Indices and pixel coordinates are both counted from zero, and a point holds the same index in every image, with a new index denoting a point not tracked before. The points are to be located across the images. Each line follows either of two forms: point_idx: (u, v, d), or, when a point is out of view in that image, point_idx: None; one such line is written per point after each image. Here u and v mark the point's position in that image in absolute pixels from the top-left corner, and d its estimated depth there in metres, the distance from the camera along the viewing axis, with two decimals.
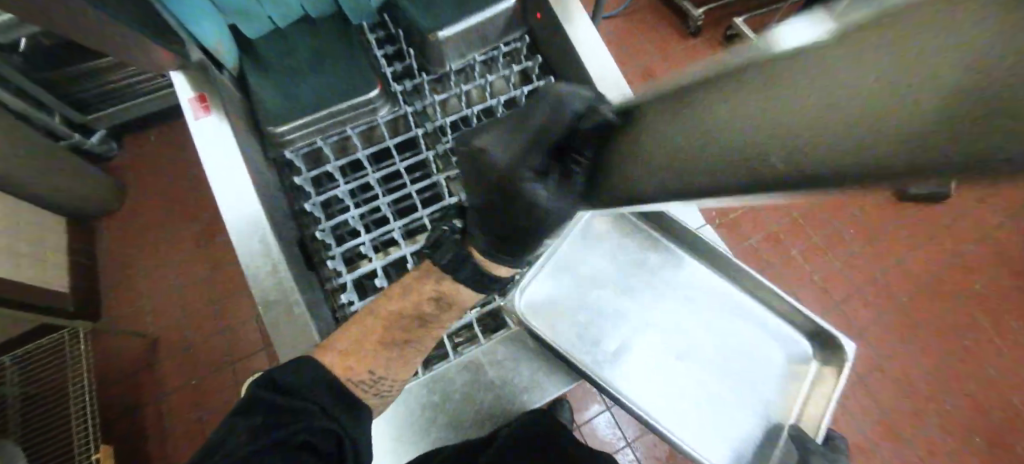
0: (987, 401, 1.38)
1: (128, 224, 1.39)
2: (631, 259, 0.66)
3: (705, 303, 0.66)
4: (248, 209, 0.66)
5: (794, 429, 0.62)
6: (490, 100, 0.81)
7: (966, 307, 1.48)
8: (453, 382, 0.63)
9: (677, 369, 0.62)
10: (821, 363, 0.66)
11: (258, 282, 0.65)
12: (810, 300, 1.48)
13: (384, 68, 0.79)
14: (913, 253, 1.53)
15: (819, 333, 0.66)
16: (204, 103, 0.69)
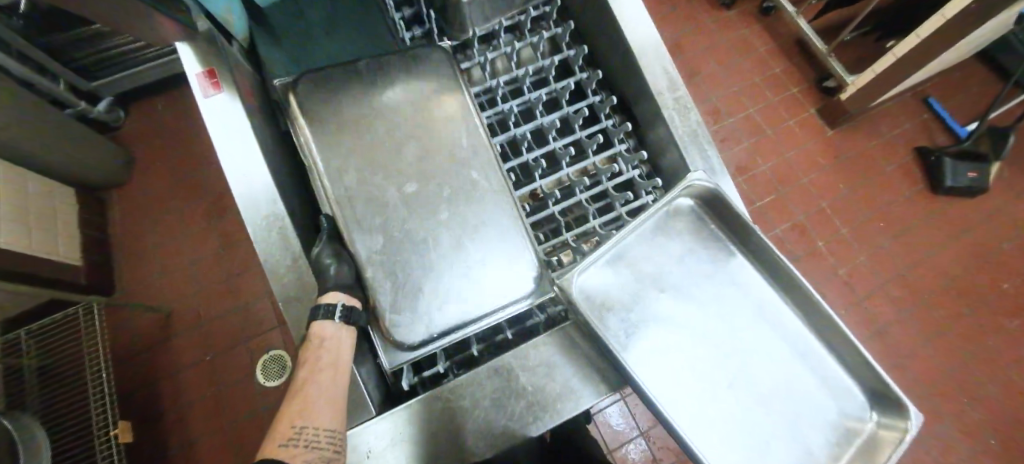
0: (1007, 403, 1.36)
1: (136, 195, 1.35)
2: (697, 266, 0.64)
3: (768, 327, 0.62)
4: (264, 197, 0.61)
5: None
6: (516, 71, 0.77)
7: (994, 307, 1.44)
8: (482, 388, 0.61)
9: (719, 384, 0.58)
10: (884, 427, 0.58)
11: (280, 278, 0.61)
12: (833, 294, 1.44)
13: (402, 32, 0.76)
14: (942, 250, 1.48)
15: (885, 392, 0.58)
16: (213, 79, 0.62)
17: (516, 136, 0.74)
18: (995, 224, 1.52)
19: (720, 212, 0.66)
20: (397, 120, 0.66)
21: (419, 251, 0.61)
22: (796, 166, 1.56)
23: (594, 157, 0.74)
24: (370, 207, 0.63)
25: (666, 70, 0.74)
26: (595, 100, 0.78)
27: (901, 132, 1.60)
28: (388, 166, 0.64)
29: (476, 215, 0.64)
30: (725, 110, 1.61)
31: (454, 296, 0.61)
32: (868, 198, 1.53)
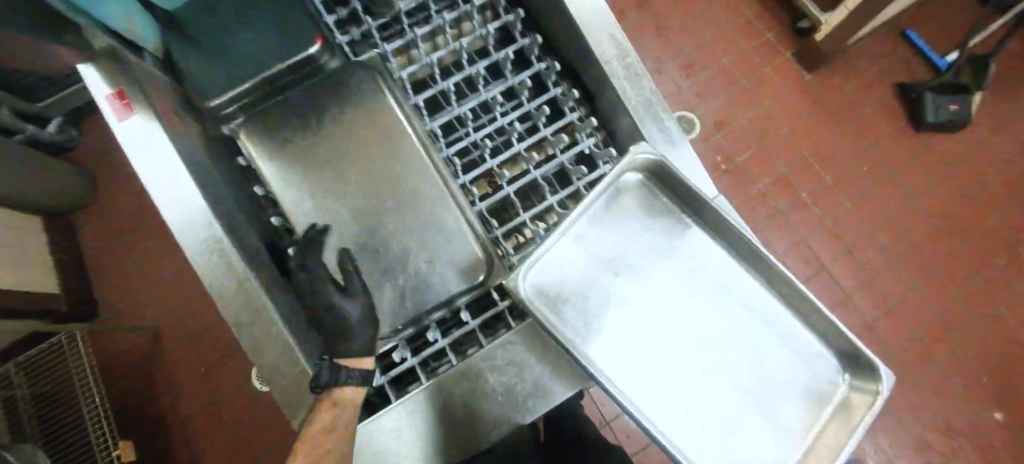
0: (993, 334, 1.38)
1: (105, 216, 1.33)
2: (653, 244, 0.63)
3: (729, 297, 0.61)
4: (199, 221, 0.59)
5: (783, 447, 0.56)
6: (453, 45, 0.73)
7: (979, 241, 1.44)
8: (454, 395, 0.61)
9: (680, 363, 0.58)
10: (856, 388, 0.58)
11: (228, 304, 0.59)
12: (818, 244, 1.43)
13: (326, 17, 0.70)
14: (926, 189, 1.47)
15: (856, 355, 0.57)
16: (124, 100, 0.58)
17: (460, 115, 0.71)
18: (978, 156, 1.50)
19: (670, 184, 0.63)
20: (342, 138, 0.69)
21: (376, 256, 0.67)
22: (775, 116, 1.51)
23: (548, 130, 0.71)
24: (336, 225, 0.67)
25: (613, 35, 0.69)
26: (540, 69, 0.75)
27: (881, 69, 1.55)
28: (342, 186, 0.68)
29: (424, 217, 0.67)
30: (699, 64, 1.55)
31: (409, 300, 0.66)
32: (850, 142, 1.50)
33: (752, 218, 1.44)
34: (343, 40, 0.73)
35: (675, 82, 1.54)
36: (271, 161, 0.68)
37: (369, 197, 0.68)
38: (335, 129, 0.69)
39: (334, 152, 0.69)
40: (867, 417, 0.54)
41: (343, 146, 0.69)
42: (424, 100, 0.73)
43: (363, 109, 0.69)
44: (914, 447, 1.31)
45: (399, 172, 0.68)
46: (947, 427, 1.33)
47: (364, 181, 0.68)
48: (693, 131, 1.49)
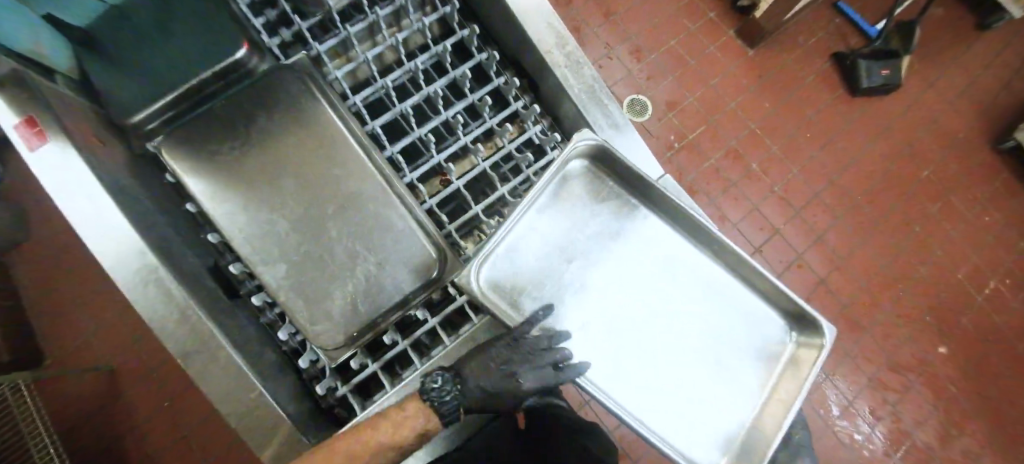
0: (935, 281, 1.47)
1: (39, 255, 1.24)
2: (603, 229, 0.64)
3: (679, 272, 0.63)
4: (131, 249, 0.57)
5: (741, 410, 0.59)
6: (389, 41, 0.71)
7: (916, 196, 1.52)
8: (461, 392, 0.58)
9: (638, 343, 0.60)
10: (803, 345, 0.63)
11: (171, 334, 0.58)
12: (775, 214, 1.47)
13: (252, 19, 0.67)
14: (867, 151, 1.54)
15: (800, 314, 0.61)
16: (35, 129, 0.55)
17: (403, 112, 0.69)
18: (910, 117, 1.58)
19: (613, 168, 0.64)
20: (270, 136, 0.63)
21: (320, 265, 0.60)
22: (722, 92, 1.54)
23: (493, 120, 0.70)
24: (270, 234, 0.60)
25: (549, 22, 0.70)
26: (481, 58, 0.73)
27: (817, 40, 1.61)
28: (275, 188, 0.61)
29: (371, 218, 0.62)
30: (647, 47, 1.55)
31: (361, 307, 0.60)
32: (793, 112, 1.55)
33: (708, 191, 1.46)
34: (273, 42, 0.69)
35: (627, 67, 1.53)
36: (189, 167, 0.60)
37: (305, 199, 0.62)
38: (260, 131, 0.62)
39: (262, 151, 0.62)
40: (814, 368, 0.58)
41: (272, 144, 0.62)
42: (365, 98, 0.71)
43: (292, 104, 0.63)
44: (875, 396, 1.37)
45: (340, 173, 0.63)
46: (902, 371, 1.39)
47: (298, 184, 0.62)
48: (645, 114, 1.50)
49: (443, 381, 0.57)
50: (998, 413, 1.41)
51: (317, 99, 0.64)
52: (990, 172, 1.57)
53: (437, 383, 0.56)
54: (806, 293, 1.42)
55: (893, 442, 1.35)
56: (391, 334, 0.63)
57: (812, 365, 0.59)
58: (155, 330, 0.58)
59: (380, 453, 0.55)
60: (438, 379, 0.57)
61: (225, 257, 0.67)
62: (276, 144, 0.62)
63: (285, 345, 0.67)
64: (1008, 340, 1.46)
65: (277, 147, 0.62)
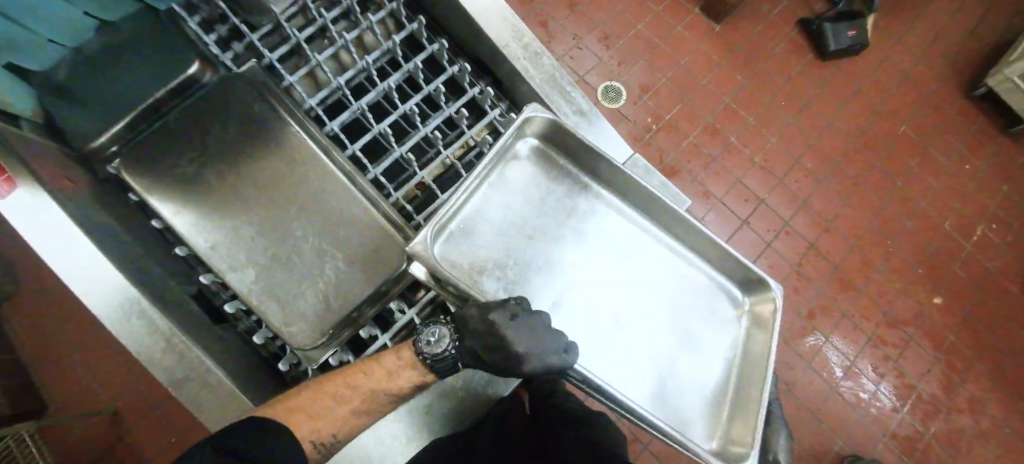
0: (923, 232, 1.48)
1: (26, 307, 1.22)
2: (560, 205, 0.66)
3: (634, 242, 0.67)
4: (109, 282, 0.57)
5: (711, 375, 0.63)
6: (338, 41, 0.71)
7: (895, 150, 1.54)
8: (459, 350, 0.55)
9: (608, 315, 0.62)
10: (757, 304, 0.67)
11: (159, 363, 0.58)
12: (758, 184, 1.47)
13: (203, 37, 0.68)
14: (841, 112, 1.56)
15: (751, 279, 0.66)
16: (4, 175, 0.54)
17: (360, 109, 0.70)
18: (881, 74, 1.60)
19: (564, 146, 0.66)
20: (226, 149, 0.64)
21: (288, 263, 0.63)
22: (694, 70, 1.55)
23: (451, 110, 0.72)
24: (237, 242, 0.62)
25: (497, 10, 0.70)
26: (432, 49, 0.74)
27: (782, 9, 1.62)
28: (237, 198, 0.63)
29: (335, 213, 0.65)
30: (614, 33, 1.55)
31: (333, 301, 0.62)
32: (764, 81, 1.56)
33: (689, 169, 1.47)
34: (225, 55, 0.71)
35: (596, 55, 1.53)
36: (144, 184, 0.61)
37: (271, 205, 0.64)
38: (218, 142, 0.64)
39: (221, 163, 0.63)
40: (775, 325, 0.62)
41: (230, 157, 0.64)
42: (320, 99, 0.72)
43: (248, 119, 0.65)
44: (875, 351, 1.38)
45: (302, 173, 0.65)
46: (900, 325, 1.40)
47: (260, 189, 0.64)
48: (620, 100, 1.50)
49: (439, 335, 0.55)
50: (1000, 355, 1.43)
51: (275, 107, 0.66)
52: (966, 119, 1.59)
53: (433, 338, 0.55)
54: (798, 259, 1.43)
55: (900, 396, 1.36)
56: (369, 329, 0.65)
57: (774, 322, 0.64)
58: (142, 361, 0.58)
59: (372, 398, 0.56)
60: (435, 333, 0.55)
61: (202, 267, 0.68)
62: (234, 158, 0.64)
63: (268, 350, 0.69)
64: (1002, 282, 1.48)
65: (235, 160, 0.64)
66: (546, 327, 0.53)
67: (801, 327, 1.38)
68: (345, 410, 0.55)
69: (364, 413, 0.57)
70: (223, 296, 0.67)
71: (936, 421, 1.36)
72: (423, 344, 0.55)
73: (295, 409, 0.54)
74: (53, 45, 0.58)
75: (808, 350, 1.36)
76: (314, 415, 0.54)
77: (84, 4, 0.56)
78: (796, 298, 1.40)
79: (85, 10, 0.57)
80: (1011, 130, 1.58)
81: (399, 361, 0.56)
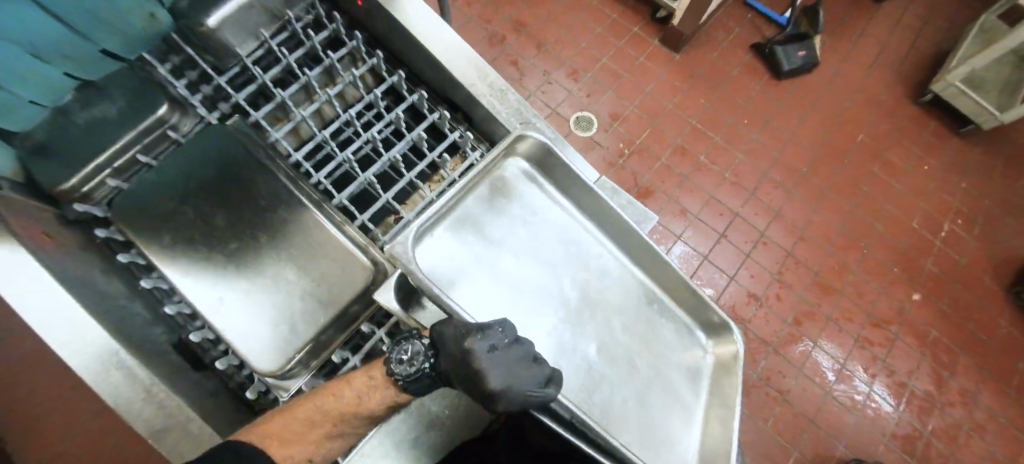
0: (893, 233, 1.53)
1: None
2: (540, 228, 0.66)
3: (601, 269, 0.68)
4: (85, 331, 0.57)
5: (682, 415, 0.65)
6: (302, 77, 0.74)
7: (856, 157, 1.61)
8: (433, 368, 0.52)
9: (588, 340, 0.62)
10: (718, 350, 0.70)
11: (139, 415, 0.57)
12: (729, 198, 1.52)
13: (173, 83, 0.70)
14: (800, 126, 1.63)
15: (714, 323, 0.69)
16: None
17: (326, 140, 0.72)
18: (833, 89, 1.69)
19: (547, 168, 0.67)
20: (198, 187, 0.66)
21: (257, 292, 0.64)
22: (660, 97, 1.63)
23: (413, 133, 0.75)
24: (208, 274, 0.63)
25: (449, 40, 0.75)
26: (392, 80, 0.77)
27: (735, 37, 1.73)
28: (201, 234, 0.65)
29: (306, 240, 0.66)
30: (581, 68, 1.63)
31: (300, 325, 0.63)
32: (725, 103, 1.64)
33: (664, 189, 1.52)
34: (194, 98, 0.72)
35: (566, 88, 1.60)
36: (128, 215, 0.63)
37: (238, 238, 0.65)
38: (190, 179, 0.66)
39: (187, 202, 0.65)
40: (738, 370, 0.66)
41: (201, 195, 0.66)
42: (286, 132, 0.73)
43: (222, 163, 0.67)
44: (863, 352, 1.39)
45: (267, 204, 0.67)
46: (884, 324, 1.43)
47: (225, 223, 0.65)
48: (591, 129, 1.56)
49: (413, 352, 0.53)
50: (985, 346, 1.45)
51: (247, 146, 0.68)
52: (917, 124, 1.68)
53: (406, 356, 0.53)
54: (777, 268, 1.46)
55: (894, 396, 1.36)
56: (340, 352, 0.66)
57: (737, 369, 0.66)
58: (121, 413, 0.57)
59: (344, 420, 0.54)
60: (407, 351, 0.53)
61: (169, 300, 0.68)
62: (202, 196, 0.66)
63: (232, 380, 0.68)
64: (976, 275, 1.52)
65: (203, 197, 0.66)
66: (527, 358, 0.51)
67: (789, 334, 1.39)
68: (316, 434, 0.54)
69: (336, 436, 0.56)
70: (190, 327, 0.68)
71: (933, 418, 1.35)
72: (395, 363, 0.52)
73: (270, 436, 0.53)
74: (35, 105, 0.62)
75: (798, 357, 1.37)
76: (286, 441, 0.54)
77: (60, 63, 0.61)
78: (782, 305, 1.42)
79: (65, 70, 0.62)
80: (961, 131, 1.67)
81: (369, 382, 0.54)
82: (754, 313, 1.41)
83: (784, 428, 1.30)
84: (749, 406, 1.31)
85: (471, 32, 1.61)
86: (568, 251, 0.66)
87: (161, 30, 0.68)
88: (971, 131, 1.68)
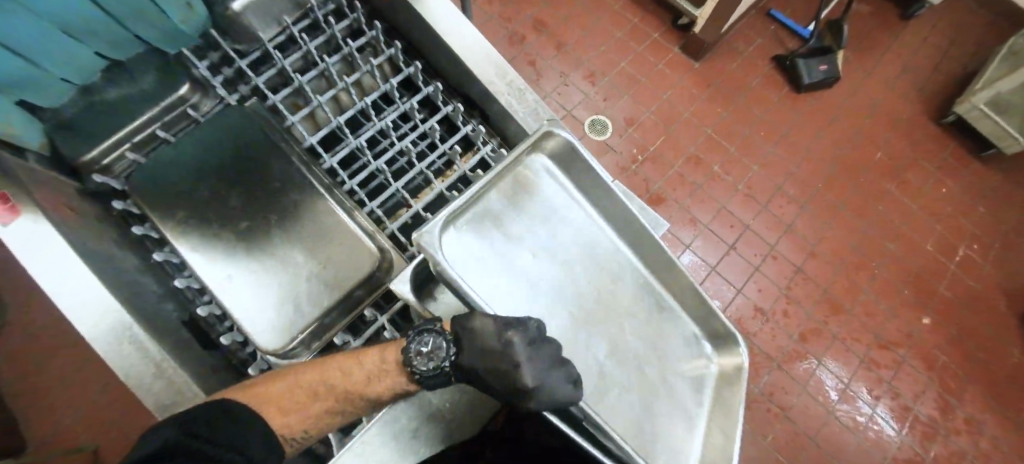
0: (906, 254, 1.51)
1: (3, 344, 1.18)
2: (557, 226, 0.65)
3: (614, 273, 0.67)
4: (96, 306, 0.57)
5: (683, 423, 0.64)
6: (321, 63, 0.75)
7: (873, 175, 1.59)
8: (454, 364, 0.51)
9: (592, 341, 0.62)
10: (723, 361, 0.69)
11: (147, 390, 0.58)
12: (741, 210, 1.51)
13: (195, 62, 0.72)
14: (818, 141, 1.61)
15: (720, 333, 0.69)
16: (7, 204, 0.55)
17: (341, 126, 0.73)
18: (853, 105, 1.67)
19: (570, 168, 0.66)
20: (212, 167, 0.67)
21: (265, 273, 0.65)
22: (676, 104, 1.62)
23: (426, 125, 0.76)
24: (217, 249, 0.64)
25: (467, 35, 0.74)
26: (408, 72, 0.78)
27: (756, 47, 1.71)
28: (212, 212, 0.66)
29: (314, 224, 0.67)
30: (599, 71, 1.63)
31: (305, 307, 0.64)
32: (743, 113, 1.63)
33: (676, 197, 1.51)
34: (217, 80, 0.74)
35: (582, 91, 1.60)
36: (144, 192, 0.65)
37: (249, 217, 0.66)
38: (200, 157, 0.67)
39: (199, 181, 0.67)
40: (743, 383, 0.65)
41: (213, 174, 0.67)
42: (303, 117, 0.74)
43: (235, 144, 0.68)
44: (869, 373, 1.38)
45: (279, 186, 0.68)
46: (892, 347, 1.41)
47: (237, 203, 0.66)
48: (605, 132, 1.56)
49: (433, 346, 0.52)
50: (994, 374, 1.42)
51: (264, 127, 0.69)
52: (938, 145, 1.65)
53: (426, 349, 0.52)
54: (786, 283, 1.44)
55: (897, 420, 1.34)
56: (343, 335, 0.66)
57: (741, 382, 0.66)
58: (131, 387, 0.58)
59: (350, 398, 0.54)
60: (428, 344, 0.52)
61: (179, 274, 0.70)
62: (215, 176, 0.67)
63: (234, 358, 0.70)
64: (989, 302, 1.50)
65: (214, 177, 0.67)
66: (555, 361, 0.51)
67: (794, 351, 1.38)
68: (318, 409, 0.55)
69: (335, 413, 0.56)
70: (198, 301, 0.69)
71: (936, 444, 1.34)
72: (414, 356, 0.51)
73: (271, 401, 0.53)
74: (65, 84, 0.62)
75: (802, 374, 1.36)
76: (287, 410, 0.54)
77: (95, 44, 0.61)
78: (789, 319, 1.41)
79: (97, 51, 0.62)
80: (983, 154, 1.64)
81: (382, 365, 0.54)
82: (760, 327, 1.39)
83: (784, 445, 1.29)
84: (749, 421, 1.30)
85: (491, 30, 1.61)
86: (582, 251, 0.66)
87: (198, 21, 0.67)
88: (993, 155, 1.65)
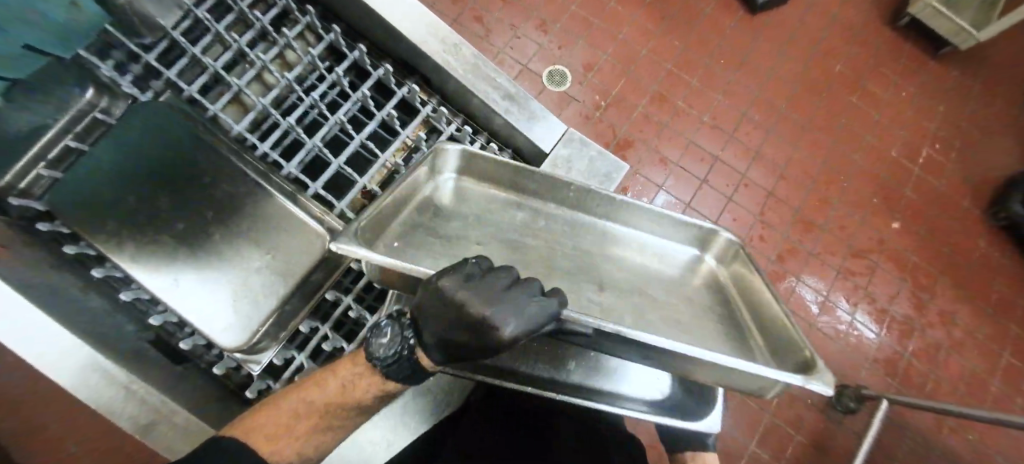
0: (872, 164, 1.54)
1: None
2: (503, 206, 0.73)
3: (582, 228, 0.73)
4: (52, 338, 0.58)
5: (729, 327, 0.65)
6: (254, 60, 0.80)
7: (835, 89, 1.59)
8: (411, 345, 0.53)
9: (595, 292, 0.65)
10: (722, 260, 0.73)
11: (122, 411, 0.61)
12: (708, 143, 1.50)
13: (101, 69, 0.74)
14: (776, 62, 1.60)
15: (704, 236, 0.72)
16: None
17: (291, 127, 0.77)
18: (807, 20, 1.65)
19: (480, 168, 0.71)
20: (137, 179, 0.69)
21: (214, 275, 0.68)
22: (633, 43, 1.57)
23: (383, 112, 0.81)
24: (153, 257, 0.66)
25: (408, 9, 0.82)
26: (353, 56, 0.83)
27: None
28: (144, 225, 0.67)
29: (261, 216, 0.72)
30: (550, 18, 1.56)
31: (260, 294, 0.69)
32: (700, 44, 1.59)
33: (644, 138, 1.49)
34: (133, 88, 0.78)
35: (536, 42, 1.54)
36: (68, 214, 0.65)
37: (185, 219, 0.69)
38: (118, 170, 0.69)
39: (129, 193, 0.68)
40: (751, 260, 0.67)
41: (143, 185, 0.69)
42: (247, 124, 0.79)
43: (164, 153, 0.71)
44: (845, 282, 1.43)
45: (212, 185, 0.71)
46: (865, 255, 1.45)
47: (177, 209, 0.69)
48: (565, 83, 1.51)
49: (391, 333, 0.54)
50: (961, 267, 1.49)
51: (196, 132, 0.72)
52: (895, 50, 1.65)
53: (385, 339, 0.54)
54: (760, 209, 1.46)
55: (875, 323, 1.40)
56: (307, 323, 0.74)
57: (749, 260, 0.68)
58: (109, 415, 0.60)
59: (335, 409, 0.58)
60: (386, 334, 0.55)
61: (126, 287, 0.71)
62: (142, 187, 0.69)
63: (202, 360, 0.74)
64: (953, 199, 1.54)
65: (144, 189, 0.69)
66: (507, 279, 0.51)
67: (774, 271, 1.41)
68: (305, 426, 0.57)
69: (328, 428, 0.59)
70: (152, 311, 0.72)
71: (912, 340, 1.41)
72: (376, 345, 0.55)
73: (253, 430, 0.54)
74: None
75: (784, 292, 1.40)
76: (271, 437, 0.54)
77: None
78: (766, 242, 1.44)
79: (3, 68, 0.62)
80: (938, 54, 1.65)
81: (354, 370, 0.57)
82: None
83: None
84: None
85: None
86: (542, 216, 0.73)
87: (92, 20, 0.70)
88: (948, 53, 1.66)
